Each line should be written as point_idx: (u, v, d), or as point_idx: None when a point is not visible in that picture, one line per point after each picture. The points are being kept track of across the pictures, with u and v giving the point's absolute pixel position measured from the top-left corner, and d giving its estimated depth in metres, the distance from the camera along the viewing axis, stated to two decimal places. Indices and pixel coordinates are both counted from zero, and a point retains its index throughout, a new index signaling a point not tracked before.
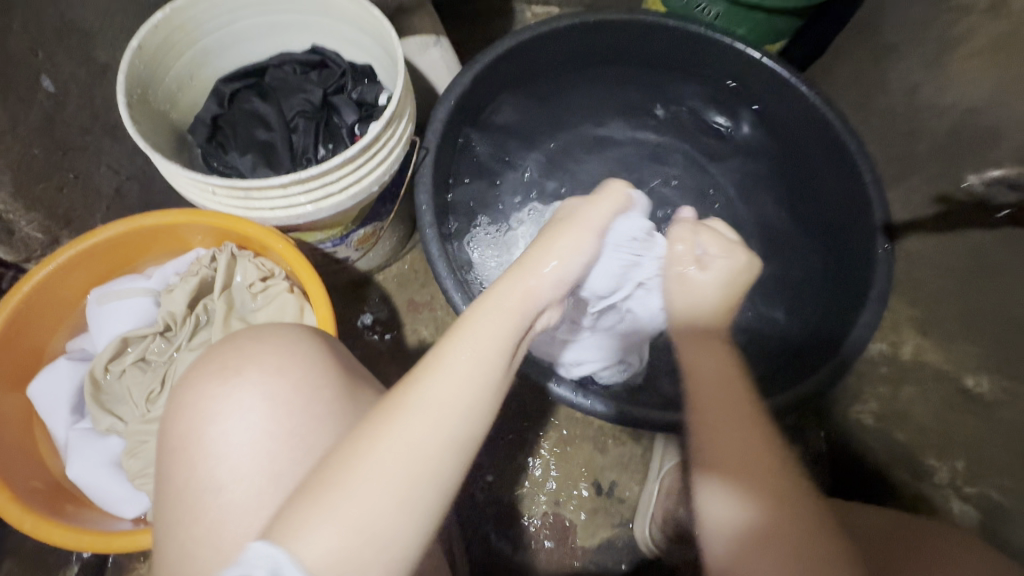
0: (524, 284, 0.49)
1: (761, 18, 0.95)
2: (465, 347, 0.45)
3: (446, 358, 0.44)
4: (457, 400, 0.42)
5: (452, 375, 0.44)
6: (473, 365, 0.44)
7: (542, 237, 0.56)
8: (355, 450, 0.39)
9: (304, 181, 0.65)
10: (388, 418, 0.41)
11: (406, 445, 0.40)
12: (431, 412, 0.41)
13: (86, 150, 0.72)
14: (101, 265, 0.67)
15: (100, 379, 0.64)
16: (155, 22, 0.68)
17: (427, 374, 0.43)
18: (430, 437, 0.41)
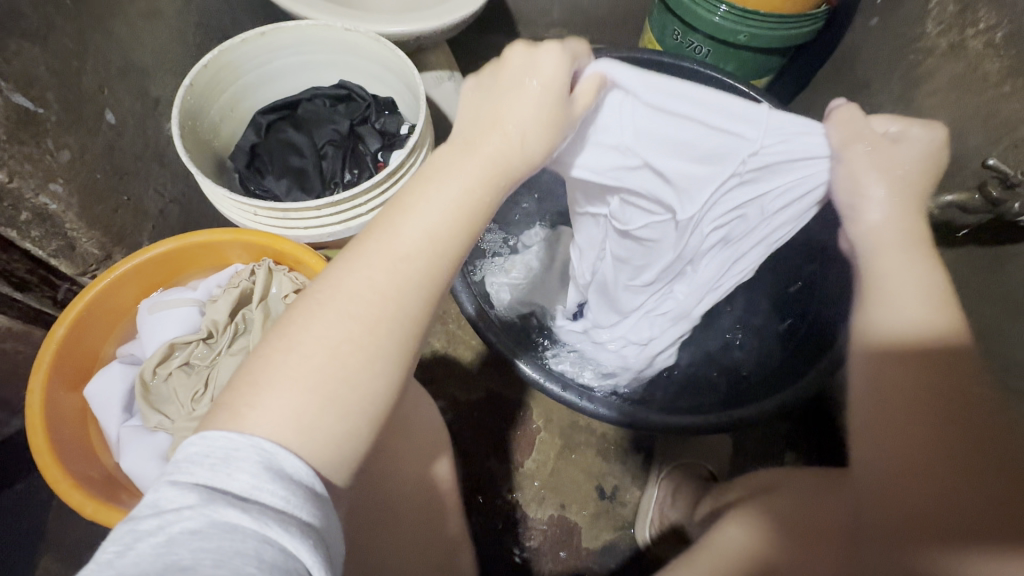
0: (487, 140, 0.43)
1: (747, 56, 1.04)
2: (425, 204, 0.42)
3: (378, 238, 0.41)
4: (407, 251, 0.41)
5: (408, 232, 0.41)
6: (427, 221, 0.41)
7: (493, 95, 0.45)
8: (315, 309, 0.40)
9: (335, 203, 0.73)
10: (337, 282, 0.41)
11: (354, 307, 0.39)
12: (379, 268, 0.40)
13: (138, 175, 0.80)
14: (152, 278, 0.74)
15: (149, 380, 0.70)
16: (205, 63, 0.77)
17: (360, 254, 0.41)
18: (382, 293, 0.40)
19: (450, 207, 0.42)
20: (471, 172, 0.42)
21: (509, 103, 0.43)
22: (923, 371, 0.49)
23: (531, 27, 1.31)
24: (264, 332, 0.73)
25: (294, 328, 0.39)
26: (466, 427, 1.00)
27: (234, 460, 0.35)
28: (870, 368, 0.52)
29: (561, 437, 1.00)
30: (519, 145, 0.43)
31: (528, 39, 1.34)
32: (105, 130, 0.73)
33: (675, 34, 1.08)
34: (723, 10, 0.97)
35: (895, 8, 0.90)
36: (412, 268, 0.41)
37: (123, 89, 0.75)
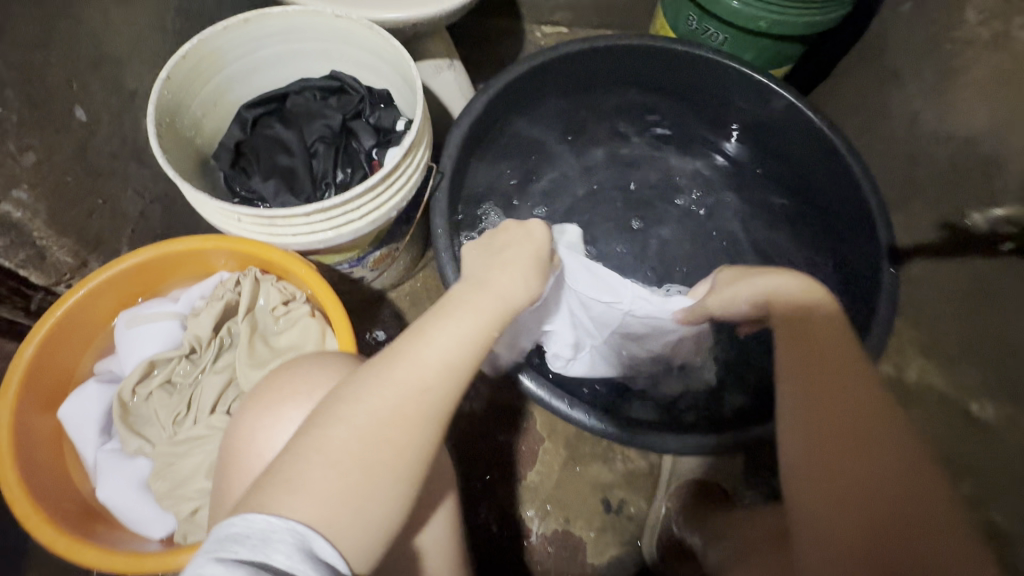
0: (495, 284, 0.54)
1: (767, 44, 0.97)
2: (439, 336, 0.49)
3: (410, 349, 0.49)
4: (430, 380, 0.48)
5: (429, 357, 0.48)
6: (447, 346, 0.49)
7: (502, 259, 0.57)
8: (345, 420, 0.45)
9: (326, 210, 0.67)
10: (372, 381, 0.47)
11: (385, 406, 0.46)
12: (406, 390, 0.47)
13: (116, 176, 0.74)
14: (129, 289, 0.69)
15: (127, 401, 0.66)
16: (184, 53, 0.71)
17: (393, 360, 0.48)
18: (407, 409, 0.46)
19: (465, 339, 0.50)
20: (481, 308, 0.52)
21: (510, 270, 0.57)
22: (819, 344, 0.58)
23: (535, 11, 1.23)
24: (250, 347, 0.68)
25: (325, 437, 0.44)
26: (467, 438, 0.96)
27: (272, 541, 0.38)
28: (791, 336, 0.60)
29: (565, 448, 0.97)
30: (516, 293, 0.55)
31: (532, 24, 1.26)
32: (77, 128, 0.67)
33: (690, 19, 1.01)
34: None
35: None
36: (433, 391, 0.47)
37: (96, 82, 0.69)
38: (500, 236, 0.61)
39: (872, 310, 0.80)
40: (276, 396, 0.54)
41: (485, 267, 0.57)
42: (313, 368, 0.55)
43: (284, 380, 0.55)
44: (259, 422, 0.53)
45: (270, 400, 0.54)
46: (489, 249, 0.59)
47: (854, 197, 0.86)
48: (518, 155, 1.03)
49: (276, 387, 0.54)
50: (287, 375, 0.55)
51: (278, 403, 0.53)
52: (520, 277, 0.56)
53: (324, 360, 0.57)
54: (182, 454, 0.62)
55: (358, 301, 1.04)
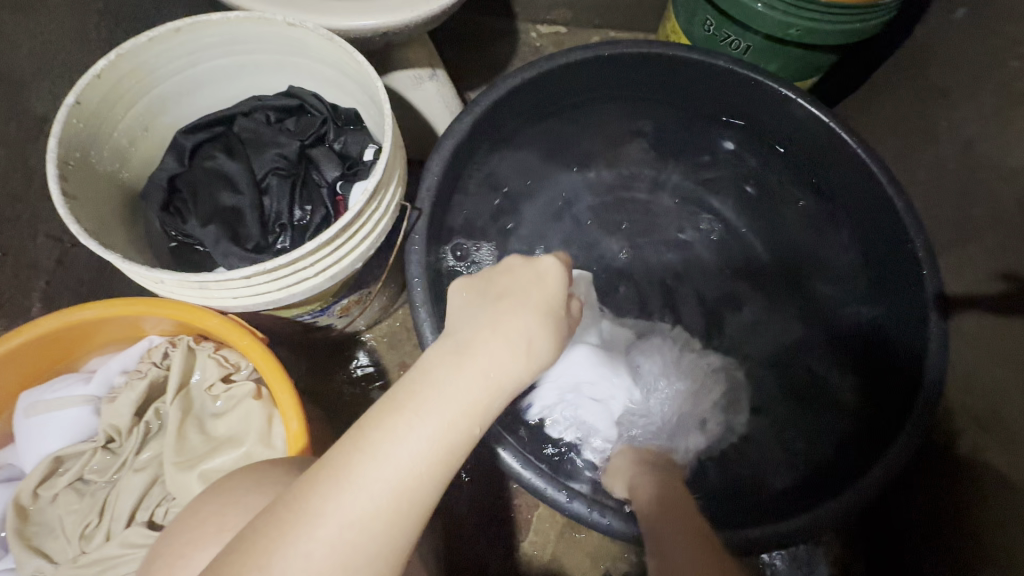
0: (483, 356, 0.38)
1: (795, 54, 0.84)
2: (390, 448, 0.34)
3: (363, 470, 0.34)
4: (367, 514, 0.33)
5: (373, 480, 0.34)
6: (400, 461, 0.34)
7: (498, 311, 0.41)
8: (252, 573, 0.31)
9: (270, 271, 0.55)
10: (305, 518, 0.33)
11: (322, 557, 0.32)
12: (329, 533, 0.32)
13: (20, 220, 0.62)
14: (34, 363, 0.57)
15: (28, 505, 0.54)
16: (97, 72, 0.58)
17: (337, 486, 0.33)
18: (324, 563, 0.32)
19: (424, 451, 0.35)
20: (463, 393, 0.37)
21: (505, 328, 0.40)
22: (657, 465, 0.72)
23: (530, 9, 1.10)
24: (180, 437, 0.56)
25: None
26: (453, 504, 0.85)
27: None
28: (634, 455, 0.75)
29: (562, 515, 0.85)
30: (506, 369, 0.38)
31: (526, 24, 1.13)
32: None
33: (706, 24, 0.88)
34: None
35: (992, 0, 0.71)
36: (372, 531, 0.33)
37: None
38: (499, 275, 0.44)
39: (918, 379, 0.67)
40: (199, 520, 0.40)
41: (472, 326, 0.40)
42: (254, 484, 0.41)
43: (210, 505, 0.40)
44: (176, 555, 0.38)
45: (191, 531, 0.39)
46: (481, 295, 0.43)
47: (894, 235, 0.73)
48: (513, 178, 0.90)
49: (196, 516, 0.40)
50: (216, 499, 0.40)
51: (194, 535, 0.39)
52: (523, 335, 0.40)
53: (269, 474, 0.42)
54: None
55: (328, 344, 0.92)
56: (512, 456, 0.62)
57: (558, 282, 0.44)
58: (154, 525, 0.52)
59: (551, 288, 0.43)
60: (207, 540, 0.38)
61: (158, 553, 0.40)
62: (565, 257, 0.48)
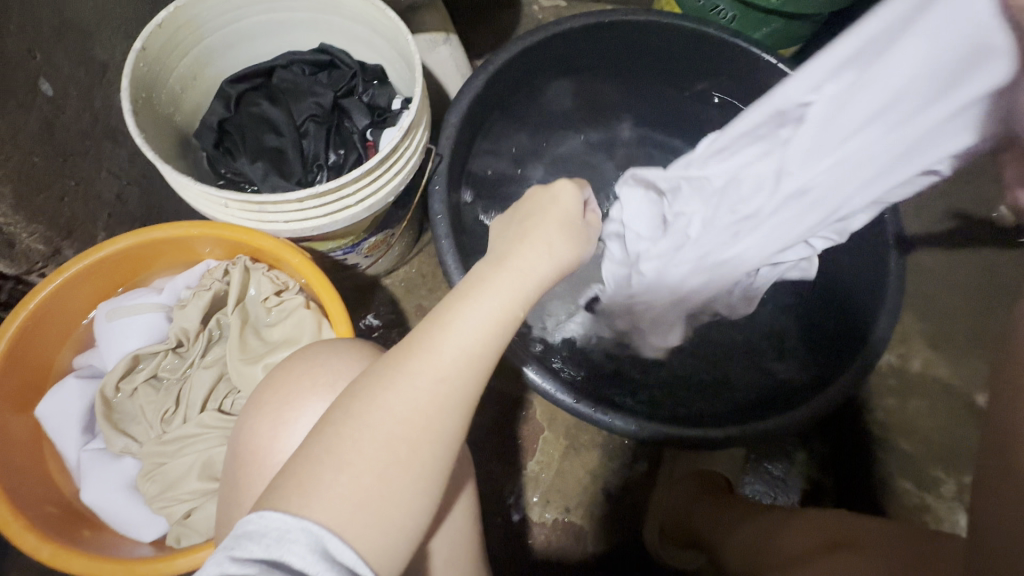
0: (518, 258, 0.47)
1: (777, 22, 0.93)
2: (462, 324, 0.43)
3: (433, 342, 0.42)
4: (451, 372, 0.42)
5: (443, 348, 0.42)
6: (471, 331, 0.43)
7: (523, 226, 0.50)
8: (353, 417, 0.40)
9: (320, 195, 0.63)
10: (392, 380, 0.41)
11: (405, 408, 0.40)
12: (423, 386, 0.41)
13: (88, 156, 0.69)
14: (109, 278, 0.65)
15: (111, 398, 0.62)
16: (159, 21, 0.65)
17: (414, 355, 0.42)
18: (422, 407, 0.41)
19: (487, 325, 0.43)
20: (510, 281, 0.46)
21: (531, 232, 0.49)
22: None
23: None
24: (242, 341, 0.64)
25: (339, 436, 0.39)
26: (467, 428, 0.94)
27: (288, 540, 0.35)
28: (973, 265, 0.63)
29: (566, 437, 0.95)
30: (540, 264, 0.47)
31: None
32: (42, 103, 0.62)
33: None
34: None
35: None
36: (454, 384, 0.41)
37: (61, 52, 0.64)
38: (523, 202, 0.53)
39: (878, 305, 0.78)
40: (286, 389, 0.47)
41: (504, 241, 0.49)
42: (333, 355, 0.48)
43: (298, 367, 0.47)
44: (274, 414, 0.46)
45: (283, 391, 0.47)
46: (509, 221, 0.52)
47: None
48: (521, 136, 0.99)
49: (287, 376, 0.47)
50: (302, 363, 0.48)
51: (292, 394, 0.46)
52: (546, 240, 0.48)
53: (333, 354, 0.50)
54: (172, 454, 0.58)
55: (352, 287, 1.00)
56: (534, 372, 0.72)
57: (572, 203, 0.52)
58: (224, 412, 0.61)
59: (567, 202, 0.51)
60: (303, 396, 0.46)
61: (260, 419, 0.46)
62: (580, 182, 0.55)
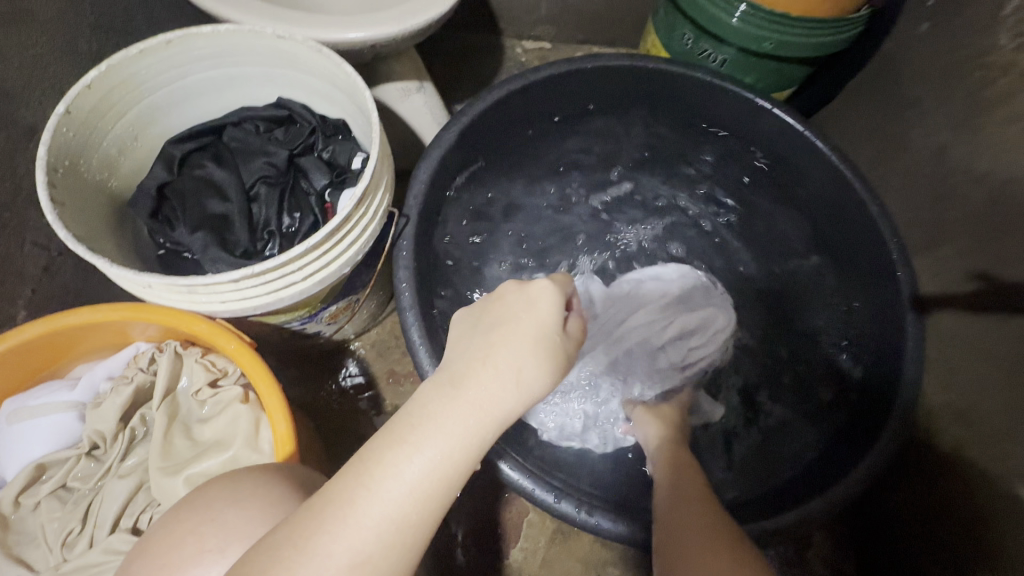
0: (473, 390, 0.37)
1: (770, 66, 0.87)
2: (390, 484, 0.35)
3: (360, 502, 0.35)
4: (375, 548, 0.34)
5: (373, 512, 0.34)
6: (402, 494, 0.35)
7: (488, 338, 0.39)
8: None
9: (258, 274, 0.55)
10: (306, 552, 0.34)
11: None
12: (341, 569, 0.34)
13: (7, 230, 0.62)
14: (18, 370, 0.57)
15: (9, 515, 0.53)
16: (87, 82, 0.59)
17: (335, 520, 0.34)
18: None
19: (424, 484, 0.35)
20: (455, 422, 0.36)
21: (499, 344, 0.39)
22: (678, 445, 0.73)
23: (514, 25, 1.13)
24: (167, 443, 0.56)
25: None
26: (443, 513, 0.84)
27: None
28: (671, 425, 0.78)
29: (553, 521, 0.85)
30: (501, 397, 0.37)
31: (512, 39, 1.16)
32: None
33: (684, 38, 0.90)
34: (743, 10, 0.79)
35: (954, 13, 0.74)
36: (378, 562, 0.34)
37: None
38: (493, 301, 0.42)
39: (897, 378, 0.69)
40: (174, 546, 0.39)
41: (460, 352, 0.40)
42: (236, 496, 0.41)
43: (192, 519, 0.40)
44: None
45: (170, 552, 0.39)
46: (474, 319, 0.42)
47: (870, 239, 0.76)
48: (500, 188, 0.92)
49: (172, 532, 0.40)
50: (194, 517, 0.40)
51: (178, 562, 0.39)
52: (513, 364, 0.38)
53: (244, 485, 0.42)
54: None
55: (318, 353, 0.92)
56: (513, 468, 0.63)
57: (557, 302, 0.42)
58: (139, 531, 0.52)
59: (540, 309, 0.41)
60: (185, 565, 0.39)
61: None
62: (560, 278, 0.45)
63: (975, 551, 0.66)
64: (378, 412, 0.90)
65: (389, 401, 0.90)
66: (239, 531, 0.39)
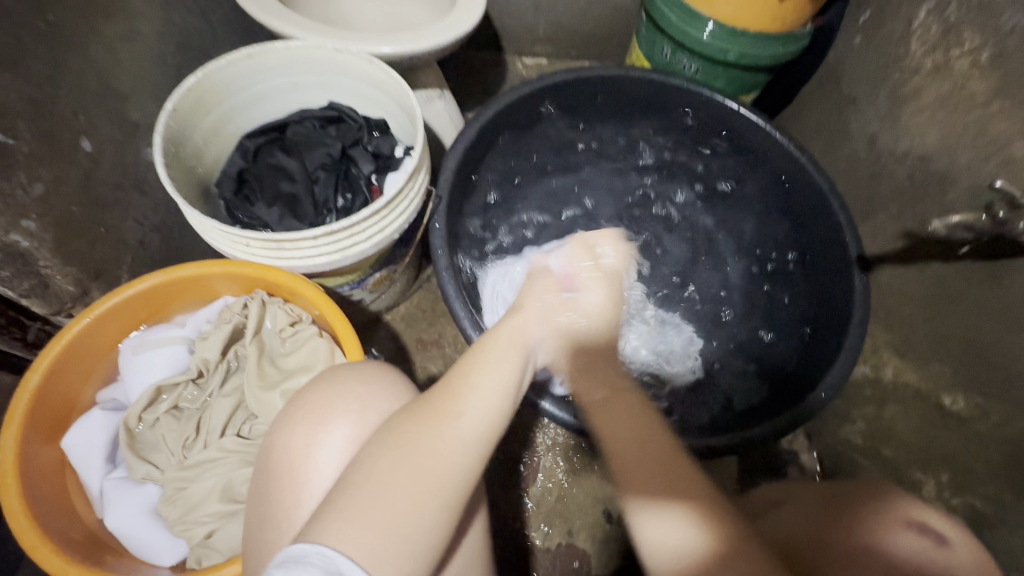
0: (532, 307, 0.62)
1: (736, 73, 1.04)
2: (474, 393, 0.50)
3: (478, 374, 0.52)
4: (491, 406, 0.50)
5: (487, 380, 0.52)
6: (484, 396, 0.50)
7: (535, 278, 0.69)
8: (415, 434, 0.46)
9: (333, 233, 0.69)
10: (444, 403, 0.49)
11: (457, 429, 0.48)
12: (470, 415, 0.49)
13: (118, 206, 0.75)
14: (135, 314, 0.69)
15: (133, 428, 0.65)
16: (189, 86, 0.73)
17: (464, 385, 0.51)
18: (465, 437, 0.48)
19: (512, 361, 0.55)
20: (504, 356, 0.55)
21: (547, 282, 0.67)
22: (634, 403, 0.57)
23: (516, 43, 1.31)
24: (260, 370, 0.69)
25: (377, 486, 0.43)
26: None
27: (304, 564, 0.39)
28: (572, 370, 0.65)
29: (566, 461, 0.98)
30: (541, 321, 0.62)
31: (514, 56, 1.34)
32: (82, 158, 0.69)
33: (664, 51, 1.08)
34: (712, 28, 0.97)
35: (878, 26, 0.91)
36: (492, 412, 0.50)
37: (101, 114, 0.71)
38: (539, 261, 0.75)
39: (847, 320, 0.85)
40: (324, 407, 0.50)
41: (520, 298, 0.64)
42: (362, 378, 0.53)
43: (336, 389, 0.51)
44: (305, 440, 0.49)
45: (322, 412, 0.50)
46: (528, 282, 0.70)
47: (822, 210, 0.92)
48: (511, 178, 1.08)
49: (320, 397, 0.51)
50: (329, 387, 0.52)
51: (326, 414, 0.50)
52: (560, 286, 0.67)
53: (361, 372, 0.53)
54: (193, 479, 0.61)
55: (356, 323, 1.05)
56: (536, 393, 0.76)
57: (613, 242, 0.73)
58: (243, 436, 0.65)
59: (541, 285, 0.66)
60: (334, 419, 0.49)
61: (293, 434, 0.49)
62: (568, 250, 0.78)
63: (912, 457, 0.81)
64: (409, 373, 1.03)
65: (419, 363, 1.04)
66: (377, 400, 0.51)
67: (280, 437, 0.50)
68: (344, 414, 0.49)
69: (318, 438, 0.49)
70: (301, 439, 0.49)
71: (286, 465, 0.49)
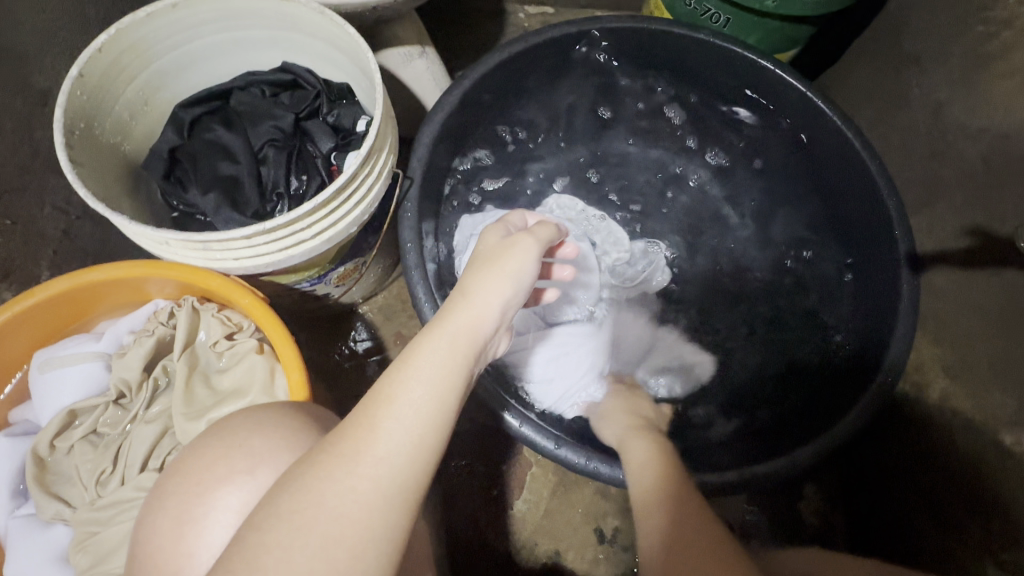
0: (480, 287, 0.47)
1: (774, 26, 0.86)
2: (392, 427, 0.38)
3: (401, 394, 0.39)
4: (415, 439, 0.38)
5: (412, 401, 0.39)
6: (408, 429, 0.38)
7: (483, 250, 0.53)
8: (314, 494, 0.36)
9: (269, 231, 0.57)
10: (352, 443, 0.37)
11: (369, 476, 0.36)
12: (390, 455, 0.37)
13: (27, 193, 0.64)
14: (46, 326, 0.60)
15: (44, 457, 0.57)
16: (98, 45, 0.60)
17: (383, 411, 0.39)
18: (379, 488, 0.36)
19: (450, 368, 0.42)
20: (439, 368, 0.41)
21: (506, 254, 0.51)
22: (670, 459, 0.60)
23: None
24: (189, 391, 0.59)
25: (250, 565, 0.33)
26: (448, 465, 0.88)
27: None
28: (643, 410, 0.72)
29: (555, 474, 0.89)
30: (495, 315, 0.46)
31: (514, 4, 1.15)
32: None
33: None
34: None
35: None
36: (422, 446, 0.38)
37: None
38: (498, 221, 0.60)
39: (889, 333, 0.71)
40: (206, 472, 0.43)
41: (464, 274, 0.49)
42: (259, 428, 0.45)
43: (221, 446, 0.44)
44: (183, 510, 0.42)
45: (204, 477, 0.43)
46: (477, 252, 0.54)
47: (868, 198, 0.77)
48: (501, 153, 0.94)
49: (203, 460, 0.44)
50: (218, 443, 0.45)
51: (208, 483, 0.43)
52: (519, 260, 0.51)
53: (262, 420, 0.46)
54: (107, 521, 0.53)
55: (327, 315, 0.95)
56: (516, 420, 0.66)
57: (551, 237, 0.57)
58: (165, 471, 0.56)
59: (515, 258, 0.50)
60: (218, 485, 0.42)
61: (165, 513, 0.43)
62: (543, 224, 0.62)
63: (955, 496, 0.70)
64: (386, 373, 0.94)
65: None
66: (269, 459, 0.43)
67: (166, 501, 0.43)
68: (228, 481, 0.42)
69: (206, 507, 0.42)
70: (180, 504, 0.43)
71: (173, 532, 0.42)
